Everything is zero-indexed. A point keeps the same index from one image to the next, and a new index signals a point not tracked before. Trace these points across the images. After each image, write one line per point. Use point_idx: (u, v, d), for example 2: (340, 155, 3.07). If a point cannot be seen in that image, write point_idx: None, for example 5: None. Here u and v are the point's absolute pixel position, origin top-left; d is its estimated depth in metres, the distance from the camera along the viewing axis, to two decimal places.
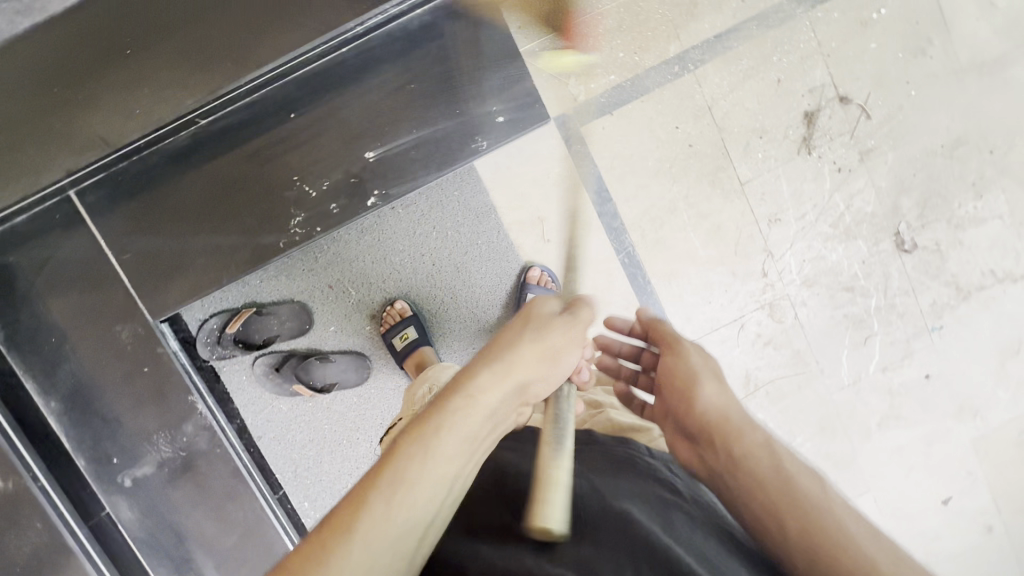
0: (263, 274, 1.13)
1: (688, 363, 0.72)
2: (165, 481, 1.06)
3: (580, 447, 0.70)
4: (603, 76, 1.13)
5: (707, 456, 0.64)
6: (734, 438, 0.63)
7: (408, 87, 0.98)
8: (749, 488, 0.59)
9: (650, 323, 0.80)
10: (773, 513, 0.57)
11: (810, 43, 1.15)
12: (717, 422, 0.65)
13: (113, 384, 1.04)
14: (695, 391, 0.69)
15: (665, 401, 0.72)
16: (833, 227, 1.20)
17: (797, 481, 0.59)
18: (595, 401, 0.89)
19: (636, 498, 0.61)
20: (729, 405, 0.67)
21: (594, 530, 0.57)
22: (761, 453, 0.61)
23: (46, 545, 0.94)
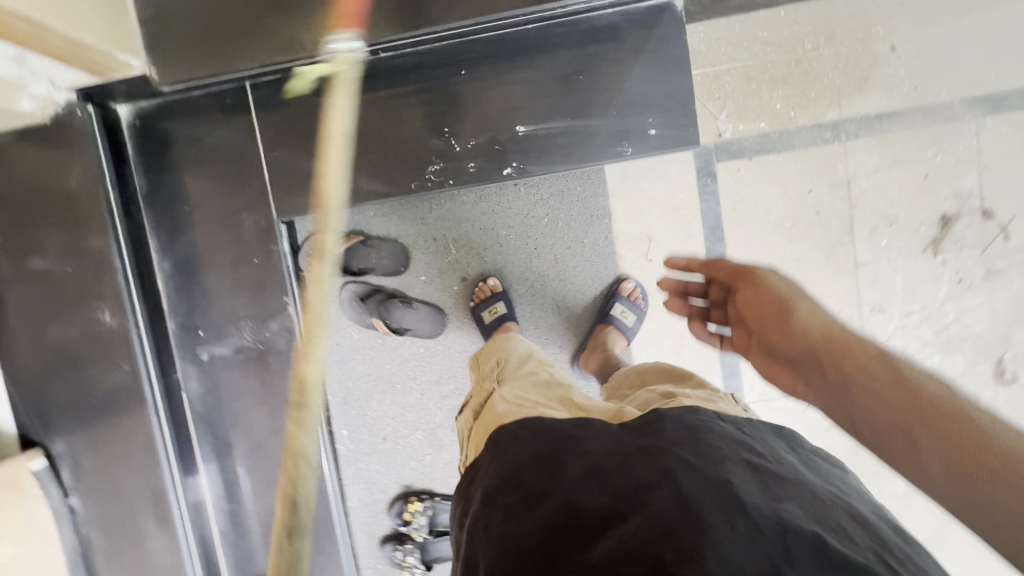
0: (378, 210, 1.19)
1: (772, 288, 0.78)
2: (237, 367, 1.13)
3: (653, 424, 0.68)
4: (755, 121, 1.14)
5: (814, 376, 0.67)
6: (841, 353, 0.65)
7: (577, 77, 1.02)
8: (863, 399, 0.60)
9: (709, 264, 0.90)
10: (894, 425, 0.57)
11: (969, 148, 1.13)
12: (819, 338, 0.68)
13: (221, 265, 1.11)
14: (788, 313, 0.73)
15: (758, 330, 0.78)
16: (935, 335, 1.17)
17: (922, 384, 0.58)
18: (667, 393, 0.85)
19: (728, 465, 0.61)
20: (826, 321, 0.70)
21: (699, 494, 0.57)
22: (875, 361, 0.62)
23: (125, 385, 1.02)
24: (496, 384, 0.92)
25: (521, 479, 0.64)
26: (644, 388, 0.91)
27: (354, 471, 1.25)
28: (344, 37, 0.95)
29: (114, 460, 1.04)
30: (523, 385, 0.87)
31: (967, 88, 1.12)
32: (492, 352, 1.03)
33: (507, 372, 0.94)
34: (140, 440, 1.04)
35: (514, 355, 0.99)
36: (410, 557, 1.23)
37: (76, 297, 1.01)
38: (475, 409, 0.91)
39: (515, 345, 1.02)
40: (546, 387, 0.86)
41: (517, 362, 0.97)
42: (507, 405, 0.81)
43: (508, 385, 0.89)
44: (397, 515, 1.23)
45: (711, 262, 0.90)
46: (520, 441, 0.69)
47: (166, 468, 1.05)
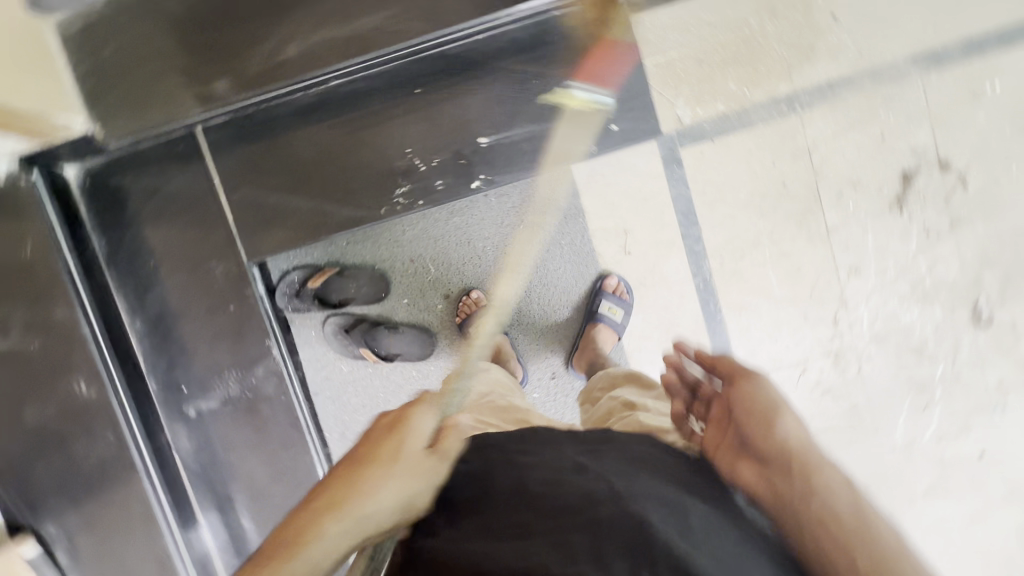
0: (351, 239, 1.17)
1: (763, 401, 0.81)
2: (229, 420, 1.10)
3: (597, 444, 0.70)
4: (712, 103, 1.15)
5: (778, 477, 0.67)
6: (810, 472, 0.68)
7: (532, 81, 1.01)
8: (826, 521, 0.61)
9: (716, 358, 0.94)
10: (836, 536, 0.60)
11: (918, 105, 1.16)
12: (795, 452, 0.71)
13: (194, 317, 1.08)
14: (775, 423, 0.76)
15: (740, 421, 0.77)
16: (910, 288, 1.21)
17: (873, 534, 0.63)
18: (629, 402, 0.89)
19: (662, 503, 0.57)
20: (803, 447, 0.74)
21: (612, 530, 0.53)
22: (838, 491, 0.67)
23: (112, 456, 0.99)
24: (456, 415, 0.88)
25: (454, 498, 0.65)
26: (608, 395, 0.95)
27: None
28: (583, 88, 1.01)
29: (111, 534, 1.00)
30: (484, 411, 0.88)
31: (909, 46, 1.15)
32: (463, 381, 1.05)
33: (469, 403, 0.92)
34: (135, 507, 1.00)
35: (480, 389, 0.97)
36: None
37: (45, 372, 0.96)
38: None
39: (483, 382, 0.99)
40: (504, 411, 0.89)
41: (481, 392, 0.95)
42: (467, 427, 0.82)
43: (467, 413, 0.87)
44: None
45: (717, 359, 0.95)
46: (466, 462, 0.70)
47: (167, 532, 1.02)
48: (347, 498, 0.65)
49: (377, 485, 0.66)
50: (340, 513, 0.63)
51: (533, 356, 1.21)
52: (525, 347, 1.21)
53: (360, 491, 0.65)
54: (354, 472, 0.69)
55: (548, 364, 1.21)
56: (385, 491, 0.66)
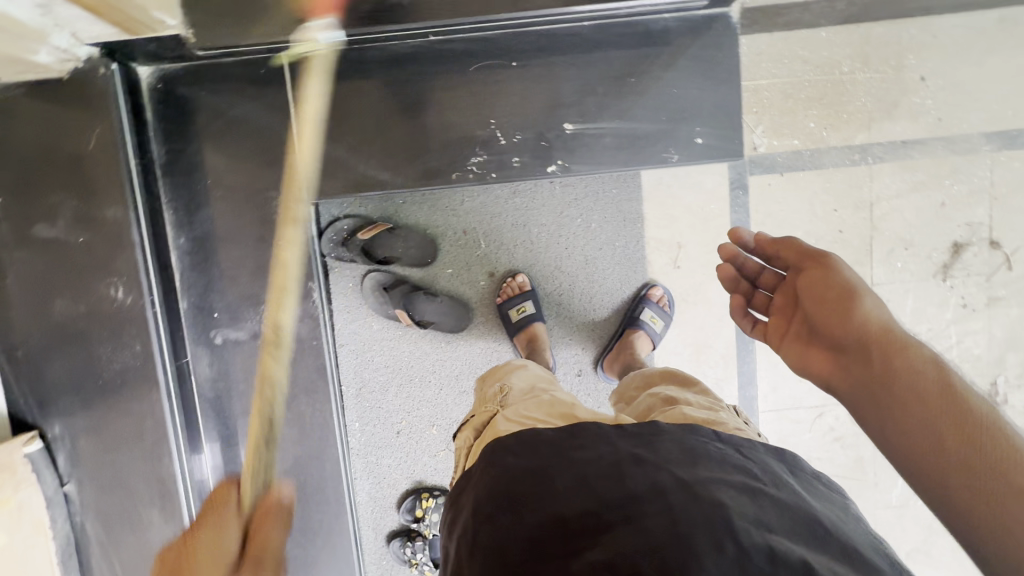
0: (409, 198, 1.16)
1: (837, 277, 0.70)
2: (254, 354, 1.08)
3: (648, 437, 0.65)
4: (789, 138, 1.16)
5: (856, 368, 0.64)
6: (896, 351, 0.61)
7: (628, 79, 1.01)
8: (903, 403, 0.58)
9: (782, 243, 0.79)
10: (922, 423, 0.56)
11: (983, 181, 1.18)
12: (877, 333, 0.63)
13: (238, 244, 1.05)
14: (854, 304, 0.66)
15: (811, 313, 0.71)
16: (938, 354, 1.23)
17: (967, 398, 0.56)
18: (670, 397, 0.83)
19: (727, 487, 0.58)
20: (890, 320, 0.64)
21: (693, 519, 0.54)
22: (930, 366, 0.58)
23: (134, 366, 0.96)
24: (499, 407, 0.86)
25: (512, 490, 0.61)
26: (647, 392, 0.88)
27: (365, 465, 1.22)
28: None
29: (117, 445, 0.97)
30: (529, 405, 0.82)
31: (986, 122, 1.17)
32: (497, 377, 0.97)
33: (510, 396, 0.88)
34: (146, 422, 0.97)
35: (518, 383, 0.91)
36: (419, 554, 1.20)
37: (85, 269, 0.94)
38: (476, 429, 0.85)
39: (520, 374, 0.94)
40: (549, 405, 0.81)
41: (520, 387, 0.89)
42: (508, 425, 0.77)
43: (512, 406, 0.84)
44: (407, 511, 1.21)
45: (781, 240, 0.80)
46: (514, 454, 0.65)
47: (175, 455, 0.99)
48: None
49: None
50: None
51: (564, 351, 1.21)
52: (560, 340, 1.21)
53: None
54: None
55: (577, 360, 1.21)
56: None
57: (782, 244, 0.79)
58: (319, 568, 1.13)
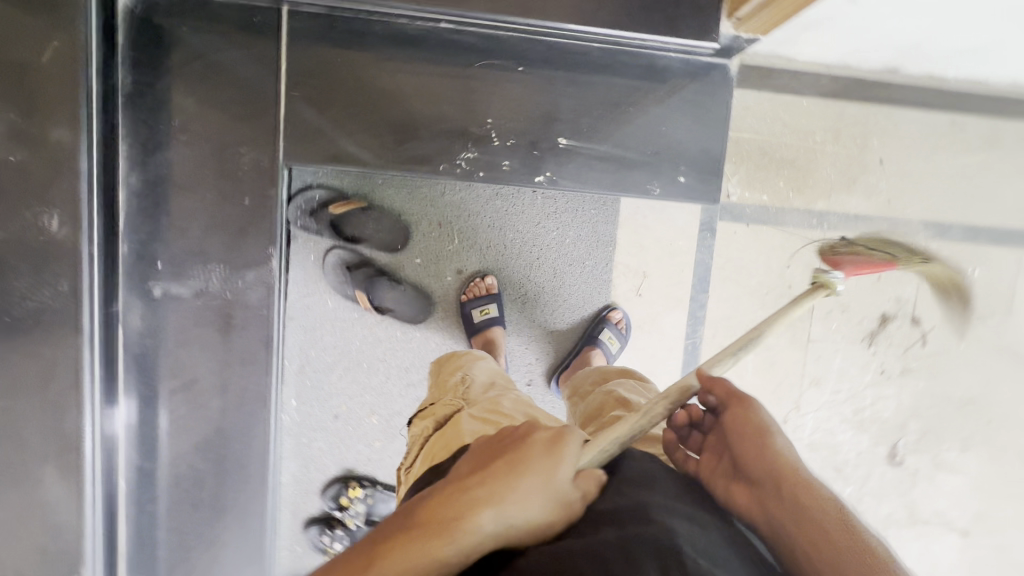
0: (390, 180, 1.12)
1: (758, 416, 0.72)
2: (194, 314, 1.00)
3: (613, 457, 0.68)
4: (759, 193, 1.23)
5: (771, 502, 0.63)
6: (802, 490, 0.63)
7: (625, 107, 1.04)
8: (814, 539, 0.58)
9: (715, 377, 0.79)
10: (835, 561, 0.56)
11: (915, 263, 1.31)
12: (785, 471, 0.65)
13: (197, 195, 0.98)
14: (767, 440, 0.69)
15: (737, 449, 0.69)
16: (853, 414, 1.34)
17: (864, 540, 0.58)
18: (622, 399, 0.88)
19: (681, 514, 0.57)
20: (797, 460, 0.68)
21: (641, 531, 0.53)
22: (833, 509, 0.61)
23: (55, 307, 0.87)
24: (462, 402, 0.87)
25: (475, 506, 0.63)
26: (600, 389, 0.94)
27: (294, 445, 1.17)
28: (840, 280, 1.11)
29: (20, 389, 0.88)
30: (496, 401, 0.85)
31: (926, 211, 1.29)
32: (458, 364, 1.00)
33: (470, 389, 0.91)
34: (60, 369, 0.89)
35: (479, 376, 0.94)
36: (336, 542, 1.17)
37: (18, 193, 0.85)
38: (437, 421, 0.86)
39: (482, 369, 0.98)
40: (514, 403, 0.86)
41: (480, 381, 0.92)
42: (473, 425, 0.78)
43: (477, 404, 0.85)
44: (332, 498, 1.17)
45: (714, 372, 0.79)
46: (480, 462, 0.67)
47: (88, 411, 0.90)
48: (501, 501, 0.56)
49: (531, 496, 0.57)
50: (497, 508, 0.55)
51: (519, 359, 1.21)
52: (516, 346, 1.21)
53: (510, 483, 0.57)
54: (510, 465, 0.59)
55: (528, 369, 1.22)
56: (521, 499, 0.56)
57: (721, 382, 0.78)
58: (227, 548, 1.07)
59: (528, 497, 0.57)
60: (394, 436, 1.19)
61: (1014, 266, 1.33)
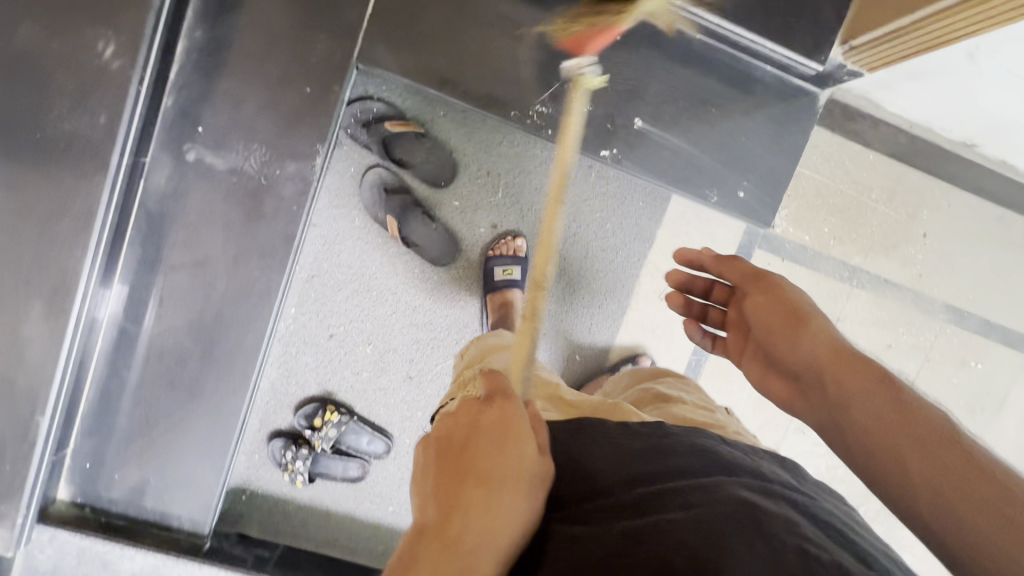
0: (450, 114, 1.09)
1: (784, 295, 0.67)
2: (222, 191, 0.95)
3: (657, 435, 0.63)
4: (802, 231, 1.23)
5: (816, 395, 0.59)
6: (846, 368, 0.57)
7: (709, 106, 1.02)
8: (861, 425, 0.53)
9: (725, 260, 0.75)
10: (894, 449, 0.50)
11: (926, 341, 1.32)
12: (824, 355, 0.59)
13: (258, 69, 0.92)
14: (804, 322, 0.63)
15: (760, 338, 0.67)
16: (827, 471, 1.29)
17: (926, 412, 0.51)
18: (662, 396, 0.85)
19: (745, 484, 0.55)
20: (845, 338, 0.61)
21: (719, 514, 0.50)
22: (876, 378, 0.55)
23: (84, 136, 0.81)
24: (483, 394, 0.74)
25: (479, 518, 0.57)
26: (636, 388, 0.91)
27: (281, 353, 1.13)
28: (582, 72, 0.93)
29: (24, 211, 0.83)
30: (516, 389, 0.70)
31: (951, 294, 1.31)
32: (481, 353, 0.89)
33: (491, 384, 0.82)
34: (72, 204, 0.83)
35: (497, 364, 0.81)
36: (298, 462, 1.12)
37: (79, 7, 0.79)
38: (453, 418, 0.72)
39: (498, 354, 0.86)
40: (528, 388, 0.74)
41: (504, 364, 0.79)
42: None
43: None
44: (306, 416, 1.13)
45: (727, 257, 0.75)
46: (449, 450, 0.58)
47: (90, 257, 0.84)
48: (492, 537, 0.49)
49: (519, 507, 0.51)
50: (492, 535, 0.49)
51: None
52: None
53: (492, 510, 0.50)
54: (480, 486, 0.51)
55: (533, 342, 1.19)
56: (508, 510, 0.50)
57: (724, 258, 0.76)
58: (189, 437, 1.02)
59: (512, 500, 0.51)
60: (384, 370, 1.16)
61: (1014, 369, 1.36)
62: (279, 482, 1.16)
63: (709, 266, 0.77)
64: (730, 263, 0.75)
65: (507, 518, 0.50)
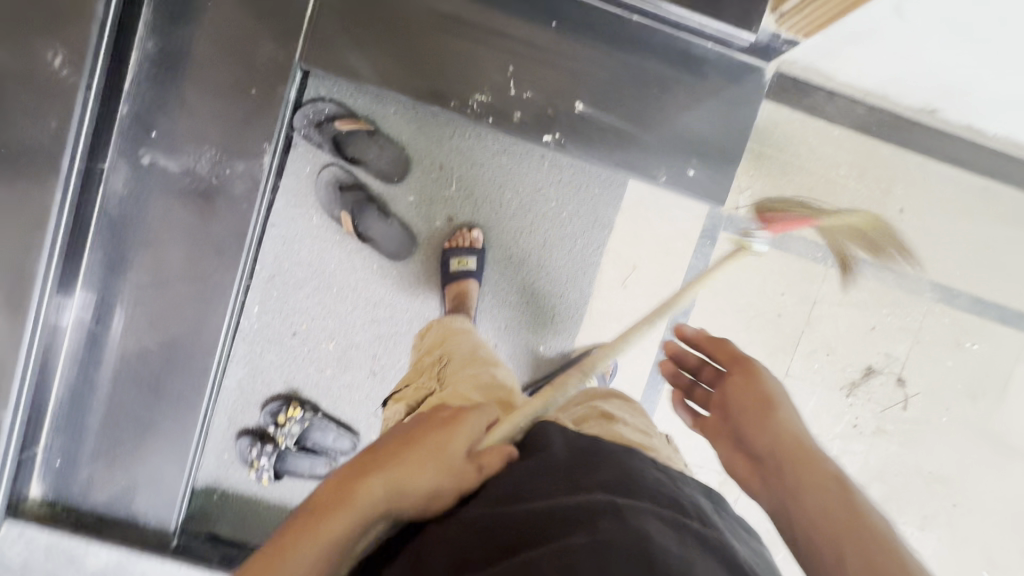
0: (401, 110, 1.11)
1: (763, 386, 0.72)
2: (175, 191, 0.99)
3: (592, 452, 0.61)
4: (770, 213, 1.20)
5: (773, 481, 0.63)
6: (805, 462, 0.62)
7: (652, 87, 1.01)
8: (809, 514, 0.57)
9: (716, 344, 0.81)
10: (834, 543, 0.53)
11: (914, 322, 1.26)
12: (789, 447, 0.64)
13: (206, 75, 0.96)
14: (772, 412, 0.69)
15: (734, 420, 0.72)
16: None
17: (871, 519, 0.55)
18: (606, 414, 0.80)
19: (662, 517, 0.52)
20: (804, 434, 0.66)
21: (618, 545, 0.48)
22: (831, 479, 0.59)
23: (38, 144, 0.87)
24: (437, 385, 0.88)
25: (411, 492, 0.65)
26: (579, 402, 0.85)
27: (247, 352, 1.15)
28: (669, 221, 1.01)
29: None
30: (466, 383, 0.84)
31: (937, 272, 1.25)
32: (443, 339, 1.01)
33: (449, 366, 0.92)
34: (29, 206, 0.88)
35: (459, 351, 0.96)
36: (263, 458, 1.14)
37: (33, 24, 0.86)
38: (410, 404, 0.86)
39: (461, 342, 0.99)
40: (487, 387, 0.83)
41: (463, 359, 0.93)
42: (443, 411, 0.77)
43: (448, 386, 0.85)
44: (270, 414, 1.15)
45: (718, 340, 0.81)
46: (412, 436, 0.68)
47: (46, 253, 0.90)
48: (394, 471, 0.58)
49: (427, 468, 0.59)
50: (391, 477, 0.58)
51: (490, 324, 1.18)
52: (486, 307, 1.18)
53: (405, 455, 0.60)
54: (406, 441, 0.62)
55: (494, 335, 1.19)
56: (417, 464, 0.59)
57: (718, 344, 0.81)
58: (154, 434, 1.05)
59: (423, 461, 0.59)
60: (347, 367, 1.17)
61: (1018, 350, 1.28)
62: (247, 482, 1.17)
63: (702, 346, 0.83)
64: (722, 349, 0.80)
65: (411, 470, 0.58)
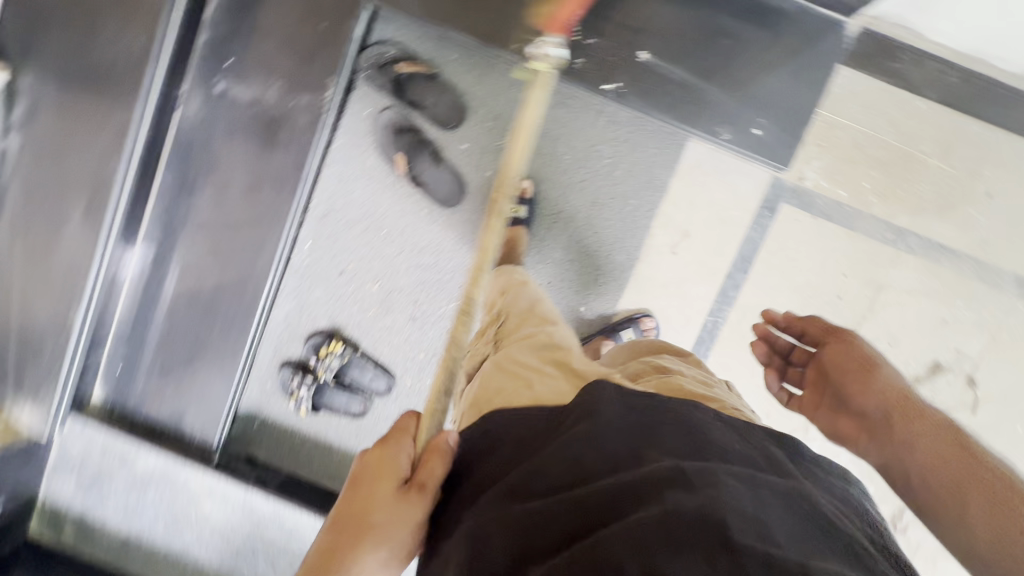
0: (462, 57, 1.12)
1: (859, 348, 0.81)
2: (242, 120, 1.03)
3: (652, 412, 0.57)
4: (838, 187, 1.13)
5: (879, 431, 0.71)
6: (913, 411, 0.69)
7: (722, 37, 0.97)
8: (921, 454, 0.64)
9: (807, 320, 0.91)
10: (946, 474, 0.61)
11: (992, 318, 1.15)
12: (893, 399, 0.72)
13: (280, 8, 1.00)
14: (872, 372, 0.76)
15: (837, 383, 0.80)
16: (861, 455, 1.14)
17: (978, 451, 0.62)
18: (664, 366, 0.79)
19: (733, 479, 0.50)
20: (905, 388, 0.74)
21: (688, 518, 0.46)
22: (937, 421, 0.67)
23: (125, 60, 0.94)
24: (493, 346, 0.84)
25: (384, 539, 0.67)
26: (639, 359, 0.85)
27: (296, 286, 1.19)
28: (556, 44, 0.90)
29: (74, 125, 0.96)
30: (521, 346, 0.77)
31: None
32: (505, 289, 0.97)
33: (507, 323, 0.87)
34: (113, 117, 0.95)
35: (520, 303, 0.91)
36: (302, 389, 1.18)
37: None
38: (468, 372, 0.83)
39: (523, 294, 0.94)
40: (547, 349, 0.75)
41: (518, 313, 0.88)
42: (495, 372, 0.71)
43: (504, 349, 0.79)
44: (313, 347, 1.19)
45: (808, 317, 0.91)
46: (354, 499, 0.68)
47: (123, 163, 0.96)
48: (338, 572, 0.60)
49: (369, 547, 0.61)
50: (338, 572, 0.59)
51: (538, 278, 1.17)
52: (533, 261, 1.16)
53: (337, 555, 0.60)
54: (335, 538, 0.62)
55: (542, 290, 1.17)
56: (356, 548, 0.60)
57: (811, 321, 0.90)
58: (205, 352, 1.10)
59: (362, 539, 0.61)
60: (388, 309, 1.19)
61: None
62: (285, 412, 1.22)
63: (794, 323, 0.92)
64: (814, 326, 0.89)
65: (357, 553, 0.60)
